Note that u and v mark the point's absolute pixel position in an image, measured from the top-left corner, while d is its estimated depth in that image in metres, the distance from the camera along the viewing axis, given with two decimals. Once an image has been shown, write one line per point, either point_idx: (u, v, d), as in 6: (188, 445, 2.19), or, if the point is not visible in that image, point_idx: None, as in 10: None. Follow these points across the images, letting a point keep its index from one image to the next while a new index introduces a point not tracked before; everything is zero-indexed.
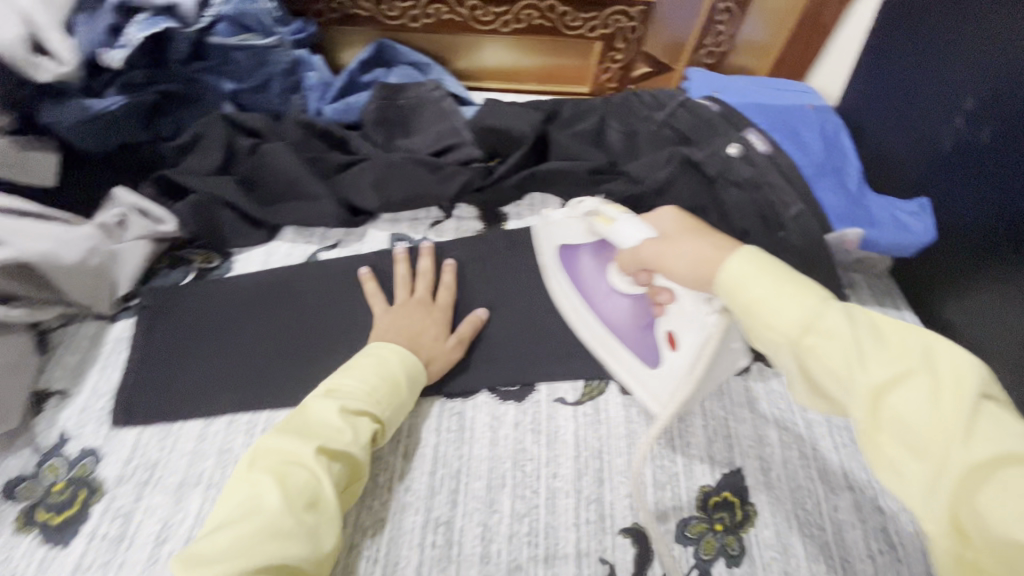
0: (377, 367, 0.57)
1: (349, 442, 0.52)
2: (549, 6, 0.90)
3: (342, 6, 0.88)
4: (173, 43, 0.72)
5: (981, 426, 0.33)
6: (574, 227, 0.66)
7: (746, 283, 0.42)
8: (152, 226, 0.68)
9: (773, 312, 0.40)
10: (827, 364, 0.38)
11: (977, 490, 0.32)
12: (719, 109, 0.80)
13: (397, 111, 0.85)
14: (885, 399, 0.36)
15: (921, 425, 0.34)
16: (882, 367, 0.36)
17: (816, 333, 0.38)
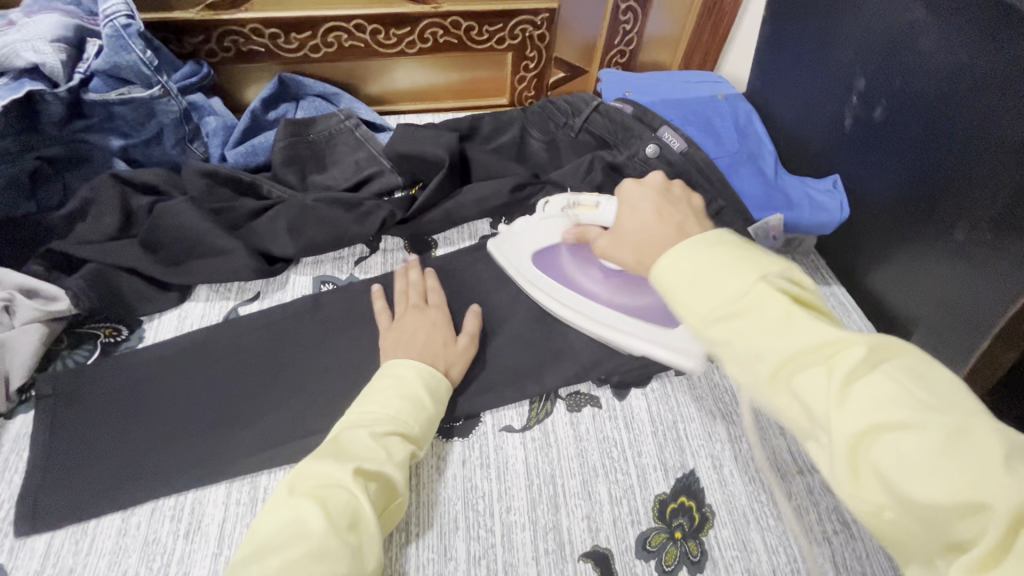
0: (402, 387, 0.55)
1: (387, 465, 0.49)
2: (453, 22, 0.88)
3: (235, 43, 0.84)
4: (43, 105, 0.66)
5: (858, 401, 0.34)
6: (547, 226, 0.72)
7: (667, 274, 0.43)
8: (44, 305, 0.62)
9: (688, 302, 0.42)
10: (732, 350, 0.40)
11: (868, 455, 0.33)
12: (632, 111, 0.80)
13: (309, 147, 0.81)
14: (784, 376, 0.37)
15: (812, 400, 0.36)
16: (773, 346, 0.38)
17: (718, 319, 0.40)
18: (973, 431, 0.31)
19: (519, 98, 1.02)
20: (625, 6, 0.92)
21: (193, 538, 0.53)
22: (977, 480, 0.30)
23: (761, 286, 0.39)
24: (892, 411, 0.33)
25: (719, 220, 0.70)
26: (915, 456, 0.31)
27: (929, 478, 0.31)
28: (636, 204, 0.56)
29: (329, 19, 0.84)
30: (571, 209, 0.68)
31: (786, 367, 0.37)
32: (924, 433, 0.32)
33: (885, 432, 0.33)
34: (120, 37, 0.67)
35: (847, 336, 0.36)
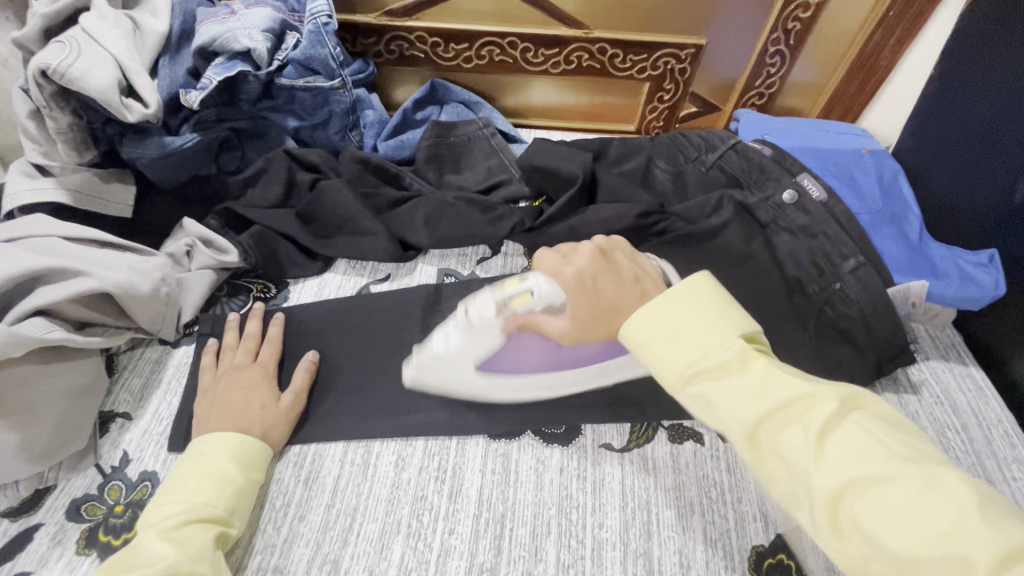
0: (199, 466, 0.52)
1: (179, 560, 0.45)
2: (600, 49, 0.92)
3: (400, 48, 0.92)
4: (244, 83, 0.75)
5: (835, 454, 0.39)
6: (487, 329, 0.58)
7: (642, 334, 0.47)
8: (216, 256, 0.70)
9: (668, 362, 0.46)
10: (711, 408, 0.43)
11: (850, 508, 0.37)
12: (770, 153, 0.80)
13: (449, 148, 0.87)
14: (761, 432, 0.41)
15: (792, 455, 0.40)
16: (755, 403, 0.42)
17: (699, 378, 0.44)
18: (941, 476, 0.36)
19: (647, 126, 1.04)
20: (773, 50, 0.91)
21: (311, 486, 0.58)
22: (950, 528, 0.34)
23: (742, 345, 0.44)
24: (866, 464, 0.38)
25: (855, 277, 0.68)
26: (890, 503, 0.36)
27: (904, 524, 0.35)
28: (586, 283, 0.53)
29: (487, 34, 0.90)
30: (505, 306, 0.57)
31: (762, 425, 0.41)
32: (898, 483, 0.37)
33: (862, 483, 0.37)
34: (319, 33, 0.76)
35: (820, 391, 0.41)
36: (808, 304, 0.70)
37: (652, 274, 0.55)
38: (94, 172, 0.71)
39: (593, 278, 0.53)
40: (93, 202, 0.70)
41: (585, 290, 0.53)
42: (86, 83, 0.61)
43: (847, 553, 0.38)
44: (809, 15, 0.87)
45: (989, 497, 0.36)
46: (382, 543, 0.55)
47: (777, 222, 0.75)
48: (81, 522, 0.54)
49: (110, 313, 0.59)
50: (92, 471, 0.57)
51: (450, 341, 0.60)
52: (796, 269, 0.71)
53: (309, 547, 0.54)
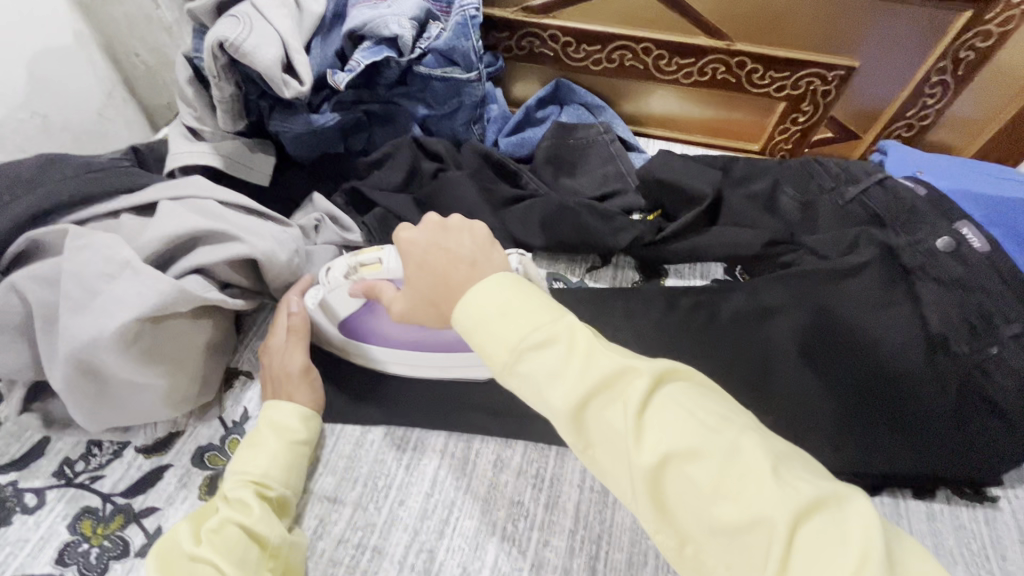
0: (248, 437, 0.57)
1: (232, 515, 0.49)
2: (739, 62, 0.87)
3: (531, 44, 0.92)
4: (385, 69, 0.76)
5: (650, 428, 0.35)
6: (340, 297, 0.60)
7: (468, 311, 0.42)
8: (341, 232, 0.73)
9: (491, 342, 0.40)
10: (533, 389, 0.39)
11: (664, 486, 0.34)
12: (926, 193, 0.73)
13: (568, 151, 0.86)
14: (579, 416, 0.37)
15: (612, 437, 0.36)
16: (574, 380, 0.37)
17: (521, 357, 0.39)
18: (746, 443, 0.34)
19: (772, 147, 0.98)
20: (936, 79, 0.83)
21: (412, 472, 0.59)
22: (752, 496, 0.32)
23: (570, 320, 0.40)
24: (677, 437, 0.34)
25: (1017, 344, 0.61)
26: (701, 475, 0.33)
27: (715, 495, 0.33)
28: (419, 255, 0.49)
29: (622, 38, 0.88)
30: (355, 270, 0.58)
31: (581, 410, 0.37)
32: (710, 453, 0.34)
33: (675, 456, 0.34)
34: (465, 24, 0.76)
35: (635, 365, 0.37)
36: (952, 364, 0.63)
37: (499, 261, 0.47)
38: (243, 142, 0.75)
39: (419, 250, 0.49)
40: (238, 168, 0.75)
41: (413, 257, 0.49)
42: (256, 58, 0.64)
43: (666, 534, 0.35)
44: (987, 44, 0.78)
45: (792, 456, 0.35)
46: (476, 541, 0.55)
47: (925, 270, 0.68)
48: (204, 470, 0.58)
49: (248, 277, 0.62)
50: (216, 422, 0.61)
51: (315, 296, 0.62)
52: (939, 322, 0.64)
53: (406, 532, 0.55)
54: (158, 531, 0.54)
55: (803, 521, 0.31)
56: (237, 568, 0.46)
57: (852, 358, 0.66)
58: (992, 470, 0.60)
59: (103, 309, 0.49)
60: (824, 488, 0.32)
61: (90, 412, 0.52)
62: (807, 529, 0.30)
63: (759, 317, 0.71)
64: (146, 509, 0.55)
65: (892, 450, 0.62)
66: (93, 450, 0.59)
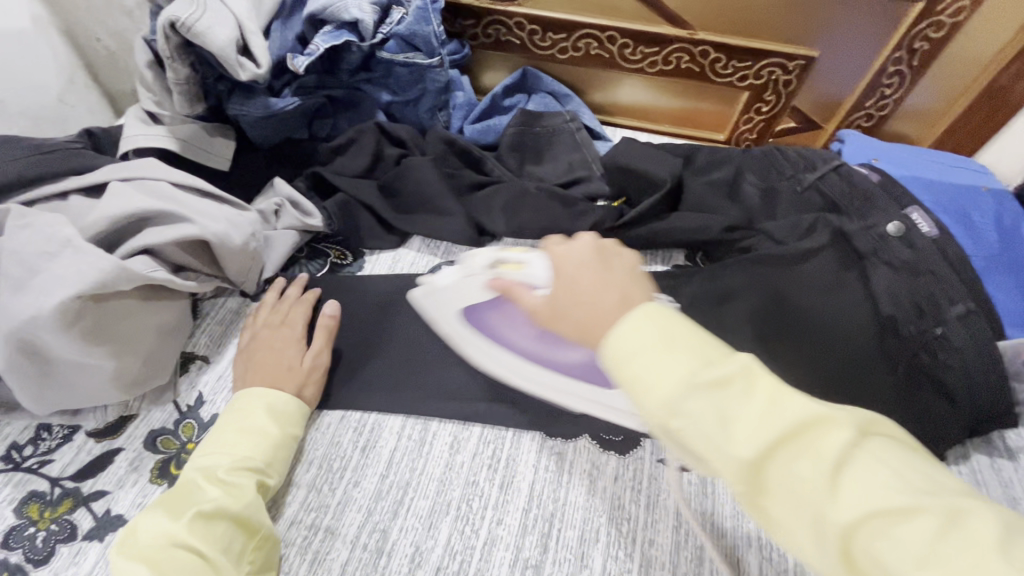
0: (240, 419, 0.55)
1: (229, 502, 0.48)
2: (702, 51, 0.88)
3: (497, 32, 0.92)
4: (347, 53, 0.76)
5: (845, 484, 0.31)
6: (467, 288, 0.54)
7: (621, 340, 0.37)
8: (301, 217, 0.72)
9: (650, 379, 0.35)
10: (701, 436, 0.34)
11: (863, 548, 0.30)
12: (878, 179, 0.75)
13: (533, 138, 0.87)
14: (761, 468, 0.32)
15: (800, 491, 0.31)
16: (755, 426, 0.33)
17: (692, 395, 0.34)
18: (966, 508, 0.29)
19: (737, 137, 0.99)
20: (892, 69, 0.85)
21: (368, 454, 0.59)
22: (979, 568, 0.27)
23: (747, 357, 0.35)
24: (879, 496, 0.30)
25: (961, 323, 0.62)
26: (914, 544, 0.28)
27: (932, 567, 0.28)
28: (570, 274, 0.43)
29: (587, 26, 0.88)
30: (498, 265, 0.52)
31: (762, 458, 0.32)
32: (919, 516, 0.29)
33: (878, 519, 0.30)
34: (426, 10, 0.75)
35: (830, 414, 0.32)
36: (900, 346, 0.64)
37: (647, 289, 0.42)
38: (200, 125, 0.74)
39: (573, 264, 0.43)
40: (196, 151, 0.74)
41: (565, 274, 0.43)
42: (209, 39, 0.64)
43: None
44: (939, 36, 0.80)
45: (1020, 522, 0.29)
46: (429, 521, 0.55)
47: (877, 254, 0.69)
48: (156, 453, 0.57)
49: (202, 260, 0.62)
50: (170, 406, 0.61)
51: (449, 277, 0.55)
52: (889, 305, 0.66)
53: (360, 512, 0.56)
54: (107, 514, 0.53)
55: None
56: (221, 553, 0.46)
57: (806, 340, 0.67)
58: (934, 448, 0.62)
59: (43, 287, 0.48)
60: None
61: (35, 394, 0.52)
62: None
63: (717, 300, 0.72)
64: (96, 493, 0.54)
65: None
66: (42, 434, 0.58)
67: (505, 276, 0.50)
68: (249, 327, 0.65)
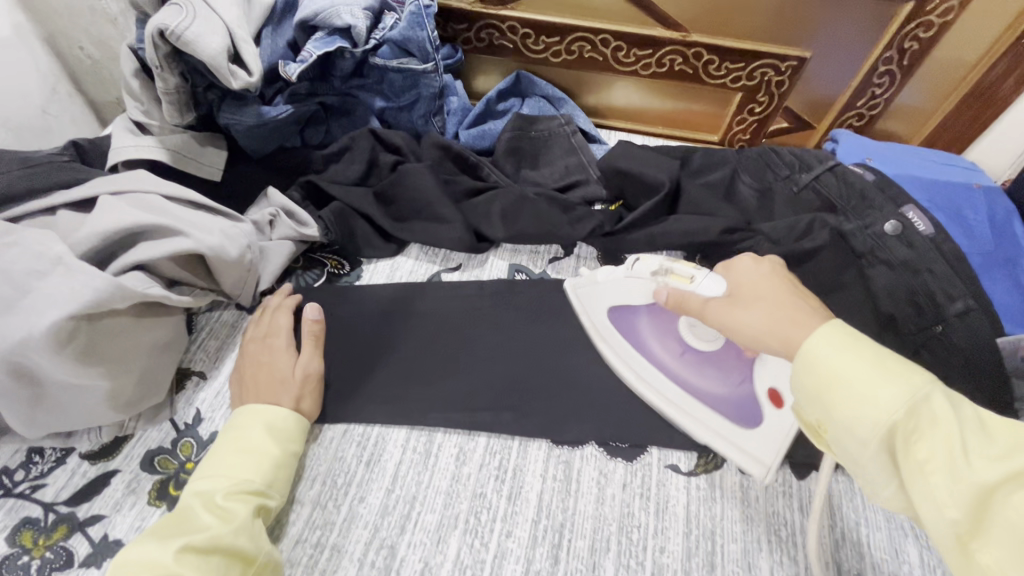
0: (238, 439, 0.54)
1: (224, 530, 0.46)
2: (695, 53, 0.88)
3: (490, 36, 0.91)
4: (339, 60, 0.75)
5: None
6: (634, 287, 0.64)
7: (833, 360, 0.40)
8: (297, 227, 0.71)
9: (871, 392, 0.38)
10: (932, 455, 0.35)
11: None
12: (873, 179, 0.76)
13: (529, 142, 0.86)
14: (999, 498, 0.32)
15: None
16: (989, 455, 0.33)
17: (922, 413, 0.36)
18: None
19: (731, 138, 0.99)
20: (882, 70, 0.86)
21: (373, 468, 0.58)
22: None
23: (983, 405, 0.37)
24: None
25: (961, 321, 0.63)
26: None
27: None
28: (752, 287, 0.50)
29: (580, 29, 0.88)
30: (667, 273, 0.61)
31: (1002, 488, 0.32)
32: None
33: None
34: (420, 16, 0.74)
35: None
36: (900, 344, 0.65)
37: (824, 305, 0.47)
38: (191, 135, 0.73)
39: (756, 278, 0.51)
40: (186, 162, 0.72)
41: (754, 283, 0.50)
42: (200, 47, 0.62)
43: None
44: (928, 35, 0.81)
45: None
46: (438, 536, 0.54)
47: (874, 253, 0.70)
48: (154, 474, 0.55)
49: (198, 274, 0.60)
50: (167, 425, 0.59)
51: (612, 275, 0.65)
52: (889, 305, 0.66)
53: (367, 529, 0.54)
54: (104, 539, 0.52)
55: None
56: None
57: None
58: None
59: (35, 307, 0.46)
60: None
61: (29, 417, 0.50)
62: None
63: None
64: (92, 517, 0.53)
65: None
66: (34, 457, 0.56)
67: (676, 286, 0.59)
68: (243, 342, 0.64)
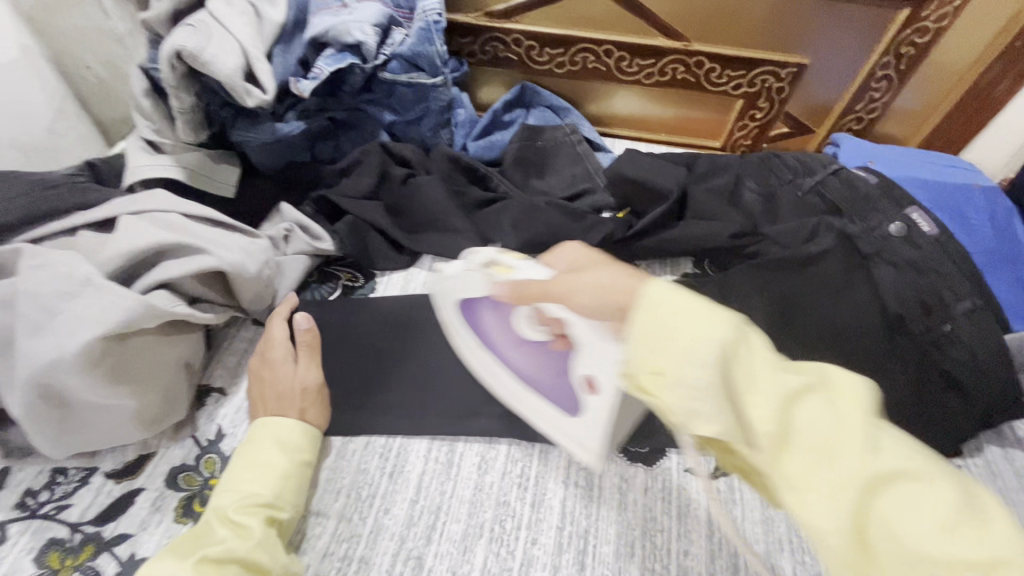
0: (250, 453, 0.54)
1: (240, 545, 0.46)
2: (697, 62, 0.90)
3: (495, 49, 0.93)
4: (349, 76, 0.75)
5: (877, 441, 0.31)
6: (470, 281, 0.56)
7: (667, 295, 0.35)
8: (311, 242, 0.71)
9: (708, 326, 0.33)
10: (721, 378, 0.32)
11: (880, 506, 0.30)
12: (876, 181, 0.77)
13: (536, 152, 0.87)
14: (793, 418, 0.32)
15: (834, 441, 0.31)
16: (776, 375, 0.33)
17: (699, 327, 0.33)
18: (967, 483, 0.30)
19: (733, 144, 1.01)
20: (880, 74, 0.88)
21: (396, 479, 0.59)
22: (971, 520, 0.28)
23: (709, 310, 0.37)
24: (892, 455, 0.30)
25: (968, 319, 0.65)
26: (934, 504, 0.29)
27: (947, 525, 0.28)
28: (584, 264, 0.45)
29: (584, 41, 0.90)
30: (491, 265, 0.54)
31: (788, 407, 0.32)
32: (930, 483, 0.29)
33: (898, 479, 0.30)
34: (430, 31, 0.76)
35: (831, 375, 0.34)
36: (909, 344, 0.66)
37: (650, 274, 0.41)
38: (205, 153, 0.74)
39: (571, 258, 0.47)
40: (200, 180, 0.73)
41: (579, 259, 0.46)
42: (217, 67, 0.64)
43: None
44: (924, 40, 0.83)
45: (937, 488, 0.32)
46: (464, 545, 0.55)
47: (880, 254, 0.71)
48: (179, 491, 0.56)
49: (217, 290, 0.61)
50: (189, 441, 0.59)
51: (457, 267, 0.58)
52: (898, 305, 0.67)
53: (393, 540, 0.55)
54: (132, 558, 0.52)
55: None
56: None
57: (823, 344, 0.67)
58: (950, 442, 0.64)
59: (64, 328, 0.47)
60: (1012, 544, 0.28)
61: (55, 438, 0.50)
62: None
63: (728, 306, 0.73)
64: (119, 536, 0.53)
65: None
66: (58, 478, 0.56)
67: (497, 278, 0.52)
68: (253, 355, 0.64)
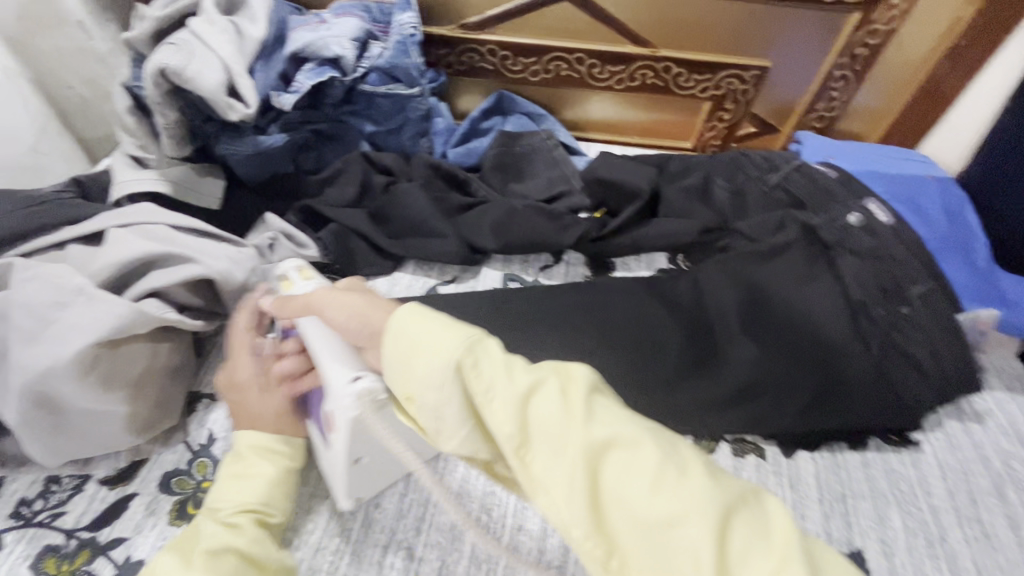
0: (239, 461, 0.54)
1: (234, 540, 0.47)
2: (665, 67, 0.94)
3: (471, 60, 0.96)
4: (329, 88, 0.78)
5: (596, 417, 0.38)
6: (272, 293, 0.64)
7: (417, 320, 0.42)
8: (298, 249, 0.74)
9: (442, 343, 0.40)
10: (455, 382, 0.39)
11: (604, 475, 0.36)
12: (836, 176, 0.82)
13: (513, 157, 0.90)
14: (530, 413, 0.38)
15: (556, 426, 0.37)
16: (514, 378, 0.39)
17: (445, 347, 0.40)
18: (669, 439, 0.37)
19: (703, 144, 1.05)
20: (838, 74, 0.92)
21: None
22: (669, 472, 0.35)
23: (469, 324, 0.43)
24: (616, 428, 0.37)
25: (922, 302, 0.69)
26: (635, 466, 0.35)
27: (647, 481, 0.34)
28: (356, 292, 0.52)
29: (556, 50, 0.93)
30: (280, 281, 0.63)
31: (525, 405, 0.38)
32: (638, 445, 0.36)
33: (614, 449, 0.36)
34: (406, 44, 0.79)
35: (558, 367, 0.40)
36: (873, 327, 0.69)
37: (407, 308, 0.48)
38: (190, 167, 0.76)
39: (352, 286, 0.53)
40: (185, 193, 0.75)
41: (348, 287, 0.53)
42: (199, 84, 0.66)
43: (594, 544, 0.35)
44: (876, 42, 0.88)
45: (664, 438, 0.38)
46: (453, 533, 0.57)
47: (841, 244, 0.74)
48: (173, 495, 0.57)
49: (207, 299, 0.62)
50: (181, 447, 0.61)
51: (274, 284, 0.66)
52: (861, 291, 0.70)
53: (384, 532, 0.57)
54: (128, 561, 0.53)
55: (732, 512, 0.33)
56: None
57: (790, 331, 0.70)
58: (911, 417, 0.67)
59: (60, 337, 0.49)
60: (711, 487, 0.34)
61: (48, 445, 0.52)
62: (737, 521, 0.33)
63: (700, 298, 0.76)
64: (114, 541, 0.54)
65: (822, 411, 0.66)
66: (52, 487, 0.57)
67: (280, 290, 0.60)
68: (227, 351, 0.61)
